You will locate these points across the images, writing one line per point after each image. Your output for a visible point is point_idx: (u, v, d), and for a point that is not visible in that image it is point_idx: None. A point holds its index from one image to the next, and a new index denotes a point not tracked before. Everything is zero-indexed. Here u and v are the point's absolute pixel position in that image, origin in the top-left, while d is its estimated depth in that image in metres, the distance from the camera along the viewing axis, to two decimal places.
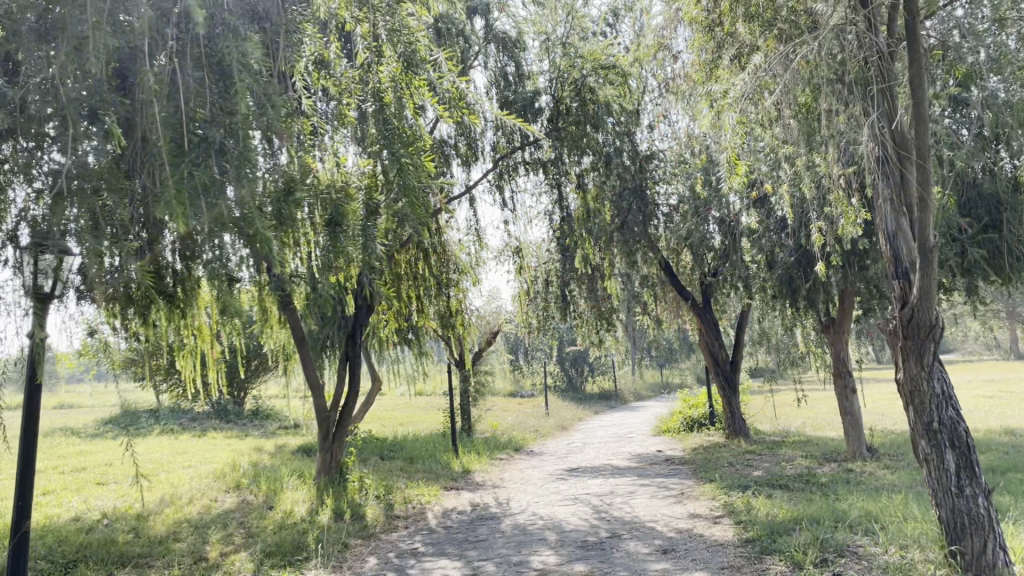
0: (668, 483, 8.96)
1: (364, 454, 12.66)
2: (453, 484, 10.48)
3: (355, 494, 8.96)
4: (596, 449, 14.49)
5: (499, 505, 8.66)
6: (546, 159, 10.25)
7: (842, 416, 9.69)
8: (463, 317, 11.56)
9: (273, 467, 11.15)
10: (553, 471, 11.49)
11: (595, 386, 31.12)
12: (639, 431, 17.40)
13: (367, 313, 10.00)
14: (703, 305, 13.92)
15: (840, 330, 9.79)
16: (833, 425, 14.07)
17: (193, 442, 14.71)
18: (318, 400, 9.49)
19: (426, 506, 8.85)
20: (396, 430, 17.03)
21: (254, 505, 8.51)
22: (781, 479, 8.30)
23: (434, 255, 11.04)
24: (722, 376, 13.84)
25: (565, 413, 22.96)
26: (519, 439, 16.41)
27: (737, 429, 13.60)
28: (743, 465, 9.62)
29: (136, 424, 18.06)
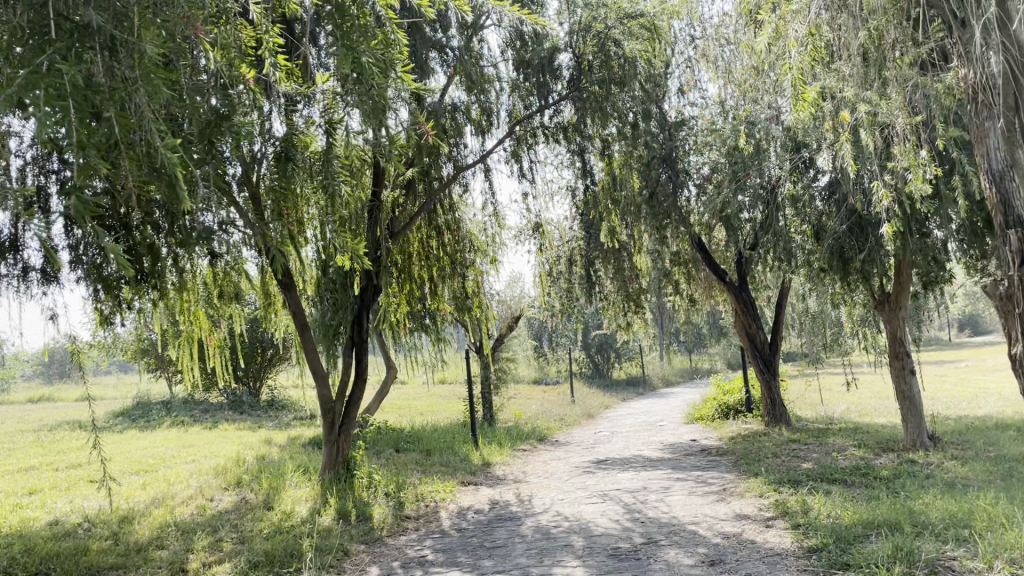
0: (707, 477, 8.10)
1: (378, 447, 11.90)
2: (471, 479, 9.70)
3: (363, 492, 8.17)
4: (625, 439, 13.62)
5: (521, 502, 7.87)
6: (568, 123, 9.41)
7: (898, 401, 8.72)
8: (481, 299, 10.77)
9: (279, 462, 10.42)
10: (579, 464, 10.67)
11: (621, 372, 30.23)
12: (671, 419, 16.50)
13: (374, 294, 9.31)
14: (739, 283, 12.93)
15: (896, 306, 8.81)
16: (880, 410, 13.06)
17: (202, 435, 14.08)
18: (321, 389, 8.72)
19: (441, 505, 8.06)
20: (415, 421, 16.28)
21: (251, 505, 7.77)
22: (836, 472, 7.40)
23: (448, 232, 10.27)
24: (761, 360, 12.88)
25: (590, 401, 22.10)
26: (544, 429, 15.61)
27: (777, 416, 12.64)
28: (790, 457, 8.72)
29: (148, 414, 17.51)
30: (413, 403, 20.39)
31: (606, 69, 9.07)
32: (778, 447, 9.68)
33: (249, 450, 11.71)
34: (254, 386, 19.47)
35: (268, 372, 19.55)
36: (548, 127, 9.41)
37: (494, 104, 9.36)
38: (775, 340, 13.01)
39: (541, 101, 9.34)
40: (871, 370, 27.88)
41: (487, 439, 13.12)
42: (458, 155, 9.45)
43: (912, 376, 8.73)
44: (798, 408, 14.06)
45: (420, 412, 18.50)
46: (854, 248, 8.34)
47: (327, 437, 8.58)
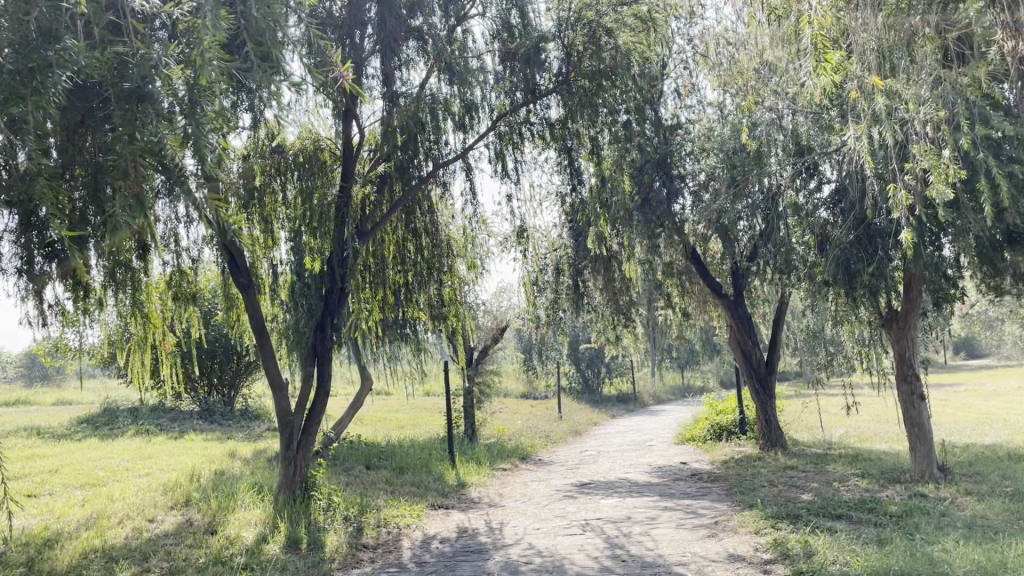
0: (697, 508, 7.38)
1: (347, 463, 11.14)
2: (442, 502, 8.97)
3: (319, 517, 7.42)
4: (611, 460, 12.88)
5: (493, 531, 7.15)
6: (555, 121, 8.74)
7: (907, 428, 7.98)
8: (458, 308, 10.05)
9: (236, 477, 9.68)
10: (560, 487, 9.95)
11: (612, 388, 29.42)
12: (660, 439, 15.77)
13: (340, 298, 8.54)
14: (735, 298, 12.23)
15: (904, 326, 8.11)
16: (882, 436, 12.36)
17: (166, 445, 13.32)
18: (279, 401, 8.01)
19: (405, 531, 7.34)
20: (392, 435, 15.53)
21: (193, 528, 7.06)
22: (839, 506, 6.71)
23: (425, 235, 9.60)
24: (757, 379, 12.17)
25: (578, 417, 21.31)
26: (527, 446, 14.86)
27: (773, 439, 11.90)
28: (789, 487, 8.00)
29: (113, 421, 16.72)
30: (394, 416, 19.59)
31: (596, 60, 8.51)
32: (773, 474, 8.97)
33: (209, 464, 10.95)
34: (228, 394, 18.67)
35: (243, 379, 18.76)
36: (534, 124, 8.71)
37: (475, 98, 8.64)
38: (771, 359, 12.31)
39: (526, 96, 8.62)
40: (867, 391, 27.11)
41: (465, 456, 12.38)
42: (437, 152, 8.69)
43: (921, 402, 8.04)
44: (795, 431, 13.34)
45: (400, 425, 17.71)
46: (863, 261, 7.67)
47: (285, 454, 7.86)
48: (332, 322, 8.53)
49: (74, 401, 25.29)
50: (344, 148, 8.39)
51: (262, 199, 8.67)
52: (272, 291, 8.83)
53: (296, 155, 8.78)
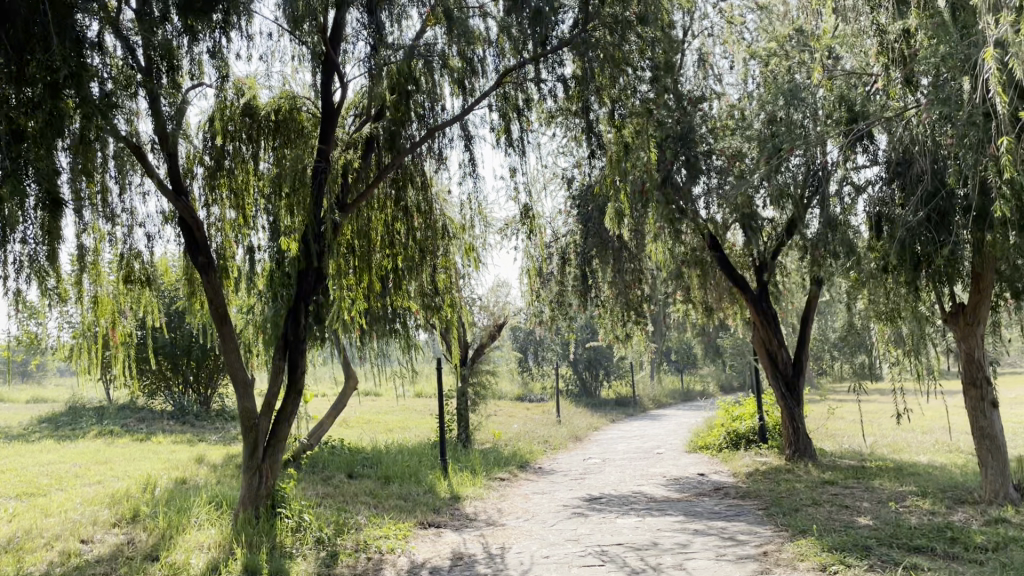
0: (735, 533, 6.25)
1: (326, 473, 9.92)
2: (433, 519, 7.78)
3: (287, 540, 6.23)
4: (619, 470, 11.70)
5: (493, 560, 5.97)
6: (570, 79, 7.60)
7: (977, 440, 6.85)
8: (454, 297, 8.90)
9: (196, 488, 8.45)
10: (567, 502, 8.76)
11: (610, 391, 28.17)
12: (667, 446, 14.66)
13: (318, 281, 7.33)
14: (759, 292, 11.10)
15: (973, 320, 6.97)
16: (918, 446, 11.26)
17: (130, 448, 12.10)
18: (243, 401, 6.80)
19: (388, 559, 6.15)
20: (380, 439, 14.38)
21: (133, 553, 5.86)
22: (913, 535, 5.58)
23: (417, 213, 8.50)
24: (781, 381, 11.02)
25: (577, 422, 20.10)
26: (526, 453, 13.66)
27: (801, 448, 10.72)
28: (839, 508, 6.84)
29: (78, 421, 15.43)
30: (382, 419, 18.35)
31: (617, 7, 7.50)
32: (814, 492, 7.80)
33: (172, 472, 9.71)
34: (205, 394, 17.43)
35: (221, 378, 17.52)
36: (543, 83, 7.60)
37: (475, 54, 7.56)
38: (798, 360, 11.15)
39: (536, 47, 7.44)
40: (879, 397, 25.93)
41: (459, 465, 11.19)
42: (431, 118, 7.55)
43: (993, 410, 6.93)
44: (820, 440, 12.21)
45: (388, 428, 16.48)
46: (931, 245, 6.56)
47: (248, 462, 6.67)
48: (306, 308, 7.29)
49: (47, 399, 23.95)
50: (325, 107, 7.20)
51: (232, 166, 7.53)
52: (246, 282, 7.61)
53: (269, 116, 7.61)
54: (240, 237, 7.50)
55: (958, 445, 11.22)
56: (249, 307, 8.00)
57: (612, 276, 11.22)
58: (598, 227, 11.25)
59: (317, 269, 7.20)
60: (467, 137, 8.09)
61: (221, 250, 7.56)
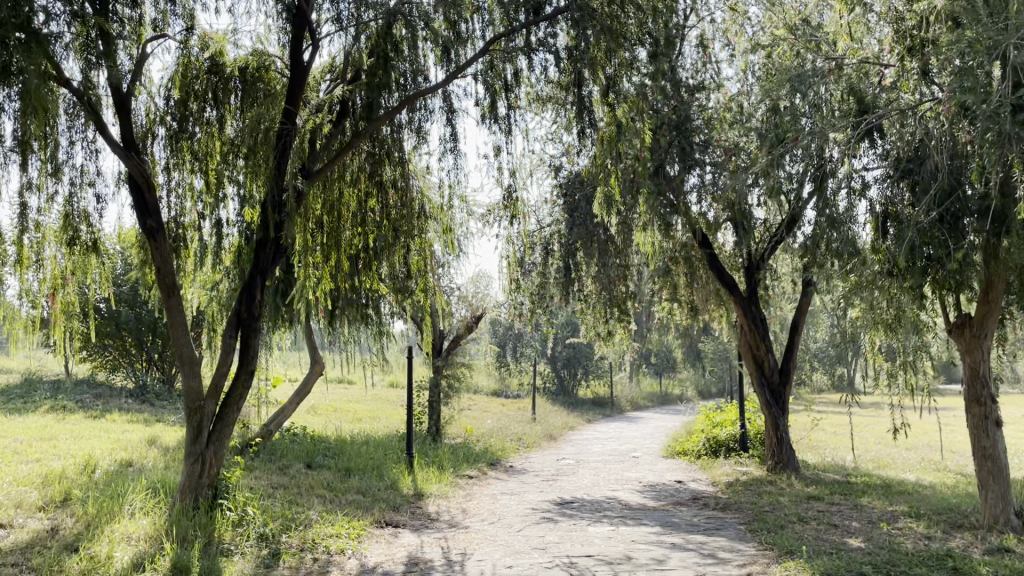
0: (716, 549, 5.76)
1: (283, 462, 9.35)
2: (392, 518, 7.24)
3: (226, 535, 5.66)
4: (593, 473, 11.21)
5: (451, 569, 5.43)
6: (563, 50, 7.07)
7: (978, 461, 6.41)
8: (428, 281, 8.33)
9: (140, 472, 7.85)
10: (537, 505, 8.25)
11: (587, 390, 27.66)
12: (643, 450, 14.21)
13: (276, 254, 6.45)
14: (749, 295, 10.64)
15: (981, 332, 6.52)
16: (904, 463, 10.86)
17: (80, 426, 11.45)
18: (188, 379, 6.20)
19: (336, 561, 5.60)
20: (346, 428, 13.82)
21: (51, 542, 5.25)
22: (912, 562, 5.10)
23: (393, 190, 7.95)
24: (768, 388, 10.54)
25: (553, 420, 19.59)
26: (497, 451, 13.15)
27: (785, 460, 10.27)
28: (827, 527, 6.37)
29: (30, 393, 14.70)
30: (352, 408, 17.76)
31: None
32: (799, 507, 7.33)
33: (118, 453, 9.09)
34: (168, 372, 16.76)
35: None
36: (535, 54, 7.06)
37: (463, 20, 7.03)
38: (785, 367, 10.70)
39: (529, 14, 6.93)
40: (858, 410, 25.63)
41: (425, 460, 10.65)
42: (412, 86, 7.00)
43: (996, 429, 6.50)
44: (803, 452, 11.79)
45: (356, 418, 15.89)
46: (943, 248, 6.10)
47: (190, 449, 6.09)
48: (262, 281, 6.41)
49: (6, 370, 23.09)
50: (294, 66, 6.63)
51: (197, 130, 6.98)
52: (210, 256, 6.95)
53: (235, 76, 6.98)
54: (207, 209, 6.86)
55: (946, 464, 10.82)
56: (207, 281, 7.40)
57: (597, 270, 10.72)
58: (585, 218, 10.74)
59: (276, 242, 6.43)
60: (449, 111, 7.56)
61: (175, 221, 6.96)
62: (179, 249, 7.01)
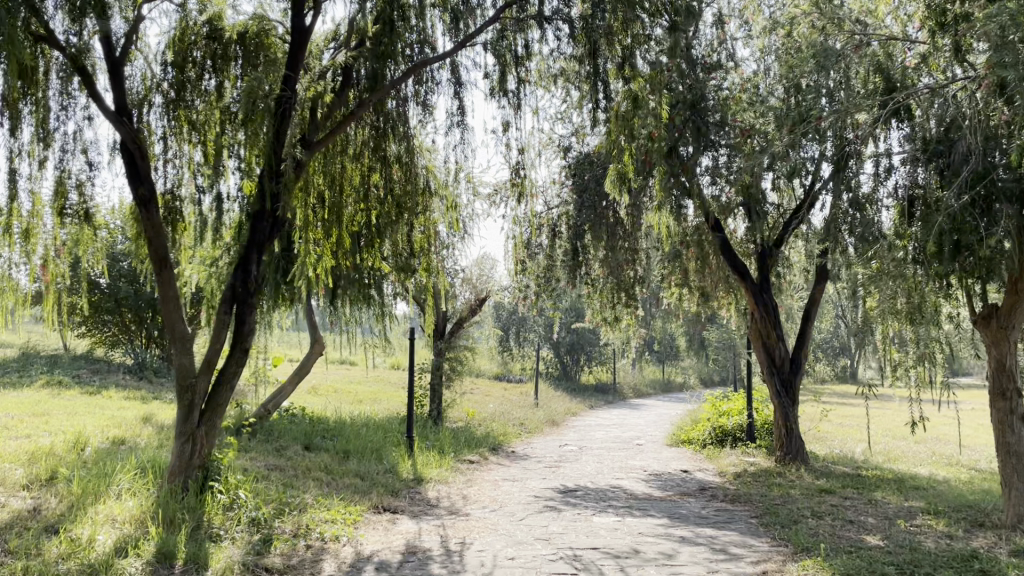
0: (727, 545, 5.51)
1: (280, 443, 9.12)
2: (390, 504, 7.00)
3: (216, 519, 5.42)
4: (597, 460, 10.97)
5: (449, 559, 5.18)
6: (578, 20, 6.78)
7: (1003, 458, 6.16)
8: (430, 261, 8.06)
9: (131, 450, 7.63)
10: (540, 493, 8.02)
11: (590, 376, 27.44)
12: (648, 437, 13.98)
13: (274, 228, 6.17)
14: (761, 282, 10.36)
15: (1009, 324, 6.24)
16: (915, 457, 10.62)
17: (74, 402, 11.23)
18: (179, 356, 5.96)
19: (330, 549, 5.35)
20: (346, 410, 13.60)
21: (32, 523, 5.02)
22: (937, 563, 4.84)
23: (397, 164, 7.67)
24: (777, 378, 10.28)
25: (555, 406, 19.37)
26: (499, 435, 12.91)
27: (794, 451, 10.02)
28: (841, 524, 6.12)
29: (26, 367, 14.49)
30: (353, 389, 17.55)
31: None
32: (811, 501, 7.08)
33: (111, 431, 8.86)
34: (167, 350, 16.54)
35: None
36: (547, 24, 6.77)
37: None
38: (797, 357, 10.42)
39: None
40: (863, 402, 25.40)
41: (426, 444, 10.42)
42: (419, 56, 6.73)
43: (1022, 425, 6.24)
44: (812, 444, 11.55)
45: (357, 399, 15.67)
46: (976, 234, 5.77)
47: (181, 428, 5.87)
48: (259, 254, 6.12)
49: None
50: (296, 30, 6.32)
51: (196, 101, 6.67)
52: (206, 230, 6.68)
53: (234, 43, 6.66)
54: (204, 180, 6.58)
55: (958, 459, 10.58)
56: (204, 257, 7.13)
57: (605, 253, 10.47)
58: (594, 199, 10.45)
59: (274, 215, 6.14)
60: (457, 84, 7.26)
61: (171, 192, 6.71)
62: (174, 221, 6.75)
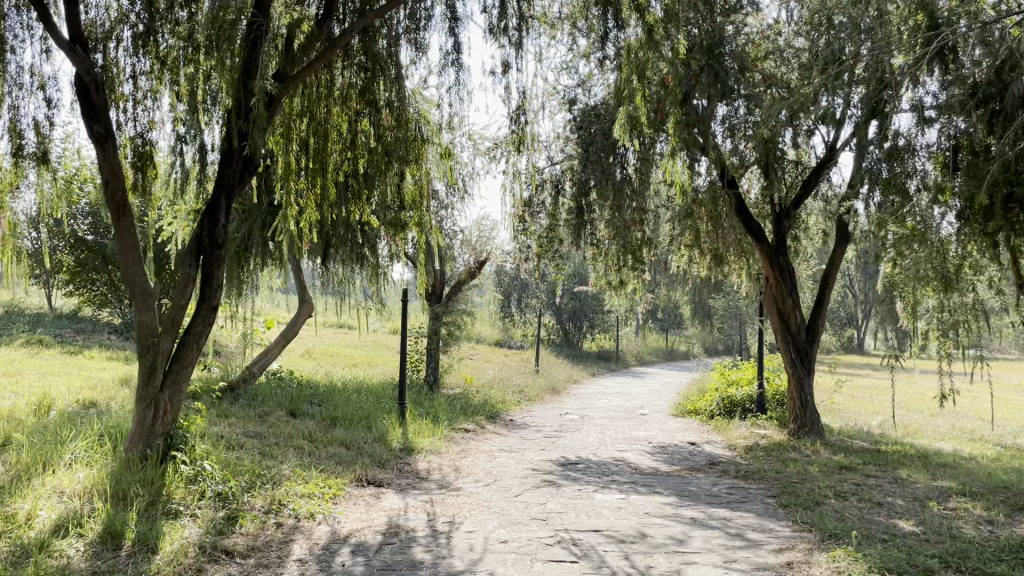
0: (744, 529, 4.96)
1: (263, 409, 8.57)
2: (375, 476, 6.46)
3: (176, 493, 4.88)
4: (598, 430, 10.43)
5: (435, 542, 4.62)
6: None
7: None
8: (423, 216, 7.32)
9: (99, 415, 7.09)
10: (538, 465, 7.47)
11: (593, 343, 26.87)
12: (652, 407, 13.47)
13: (246, 171, 5.49)
14: (777, 245, 9.73)
15: None
16: (935, 432, 10.08)
17: (52, 361, 10.69)
18: (140, 312, 5.37)
19: (303, 529, 4.80)
20: (339, 374, 13.09)
21: None
22: (984, 554, 4.29)
23: (387, 109, 6.98)
24: (793, 347, 9.69)
25: (556, 373, 18.82)
26: (497, 403, 12.37)
27: (809, 424, 9.46)
28: (869, 506, 5.57)
29: (7, 326, 13.95)
30: (348, 353, 17.03)
31: None
32: (832, 479, 6.54)
33: (83, 393, 8.29)
34: None
35: None
36: None
37: None
38: (813, 324, 9.84)
39: None
40: (871, 374, 24.86)
41: (419, 411, 9.87)
42: None
43: None
44: (825, 416, 11.00)
45: (350, 364, 15.13)
46: None
47: (142, 392, 5.32)
48: (228, 201, 5.46)
49: None
50: None
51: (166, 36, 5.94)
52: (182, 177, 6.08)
53: None
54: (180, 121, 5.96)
55: (980, 434, 10.03)
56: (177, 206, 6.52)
57: (611, 214, 9.75)
58: (602, 154, 9.80)
59: (245, 157, 5.47)
60: (452, 18, 6.57)
61: (142, 136, 6.08)
62: (145, 168, 6.11)
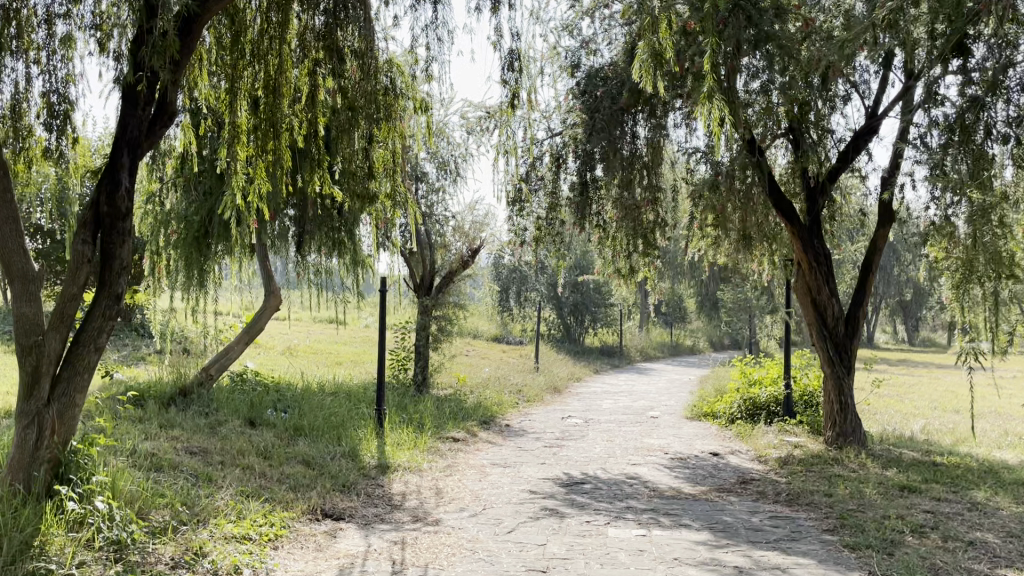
0: None
1: (217, 418, 7.35)
2: (335, 506, 5.22)
3: (51, 544, 3.65)
4: (606, 438, 9.21)
5: None
6: None
7: None
8: (393, 189, 5.71)
9: (9, 427, 5.86)
10: (537, 486, 6.25)
11: (595, 338, 25.49)
12: (662, 408, 12.26)
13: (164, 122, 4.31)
14: (811, 225, 8.47)
15: None
16: (990, 439, 8.86)
17: None
18: (21, 303, 4.11)
19: None
20: (321, 373, 11.94)
21: None
22: None
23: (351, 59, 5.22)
24: (830, 342, 8.46)
25: (556, 370, 17.58)
26: (492, 406, 11.15)
27: (848, 431, 8.25)
28: (961, 547, 4.34)
29: None
30: (333, 351, 15.79)
31: None
32: (900, 506, 5.31)
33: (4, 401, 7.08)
34: None
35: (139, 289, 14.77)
36: None
37: None
38: (852, 315, 8.57)
39: None
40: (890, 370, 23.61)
41: (400, 418, 8.63)
42: None
43: None
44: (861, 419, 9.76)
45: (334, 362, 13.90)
46: None
47: (21, 408, 4.06)
48: (135, 163, 4.24)
49: None
50: None
51: None
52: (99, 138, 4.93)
53: None
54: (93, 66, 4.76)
55: None
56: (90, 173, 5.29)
57: (619, 192, 8.63)
58: (609, 122, 8.45)
59: (153, 104, 4.25)
60: None
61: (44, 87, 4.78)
62: (60, 131, 4.77)
